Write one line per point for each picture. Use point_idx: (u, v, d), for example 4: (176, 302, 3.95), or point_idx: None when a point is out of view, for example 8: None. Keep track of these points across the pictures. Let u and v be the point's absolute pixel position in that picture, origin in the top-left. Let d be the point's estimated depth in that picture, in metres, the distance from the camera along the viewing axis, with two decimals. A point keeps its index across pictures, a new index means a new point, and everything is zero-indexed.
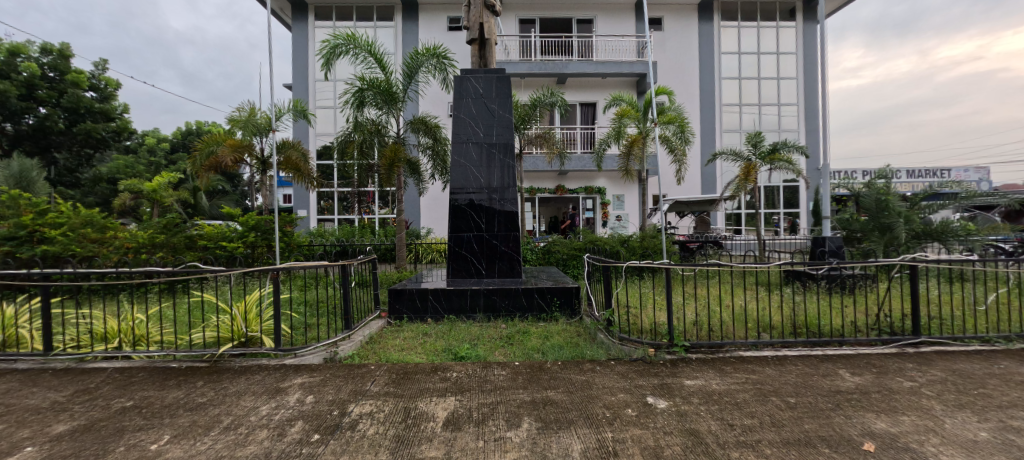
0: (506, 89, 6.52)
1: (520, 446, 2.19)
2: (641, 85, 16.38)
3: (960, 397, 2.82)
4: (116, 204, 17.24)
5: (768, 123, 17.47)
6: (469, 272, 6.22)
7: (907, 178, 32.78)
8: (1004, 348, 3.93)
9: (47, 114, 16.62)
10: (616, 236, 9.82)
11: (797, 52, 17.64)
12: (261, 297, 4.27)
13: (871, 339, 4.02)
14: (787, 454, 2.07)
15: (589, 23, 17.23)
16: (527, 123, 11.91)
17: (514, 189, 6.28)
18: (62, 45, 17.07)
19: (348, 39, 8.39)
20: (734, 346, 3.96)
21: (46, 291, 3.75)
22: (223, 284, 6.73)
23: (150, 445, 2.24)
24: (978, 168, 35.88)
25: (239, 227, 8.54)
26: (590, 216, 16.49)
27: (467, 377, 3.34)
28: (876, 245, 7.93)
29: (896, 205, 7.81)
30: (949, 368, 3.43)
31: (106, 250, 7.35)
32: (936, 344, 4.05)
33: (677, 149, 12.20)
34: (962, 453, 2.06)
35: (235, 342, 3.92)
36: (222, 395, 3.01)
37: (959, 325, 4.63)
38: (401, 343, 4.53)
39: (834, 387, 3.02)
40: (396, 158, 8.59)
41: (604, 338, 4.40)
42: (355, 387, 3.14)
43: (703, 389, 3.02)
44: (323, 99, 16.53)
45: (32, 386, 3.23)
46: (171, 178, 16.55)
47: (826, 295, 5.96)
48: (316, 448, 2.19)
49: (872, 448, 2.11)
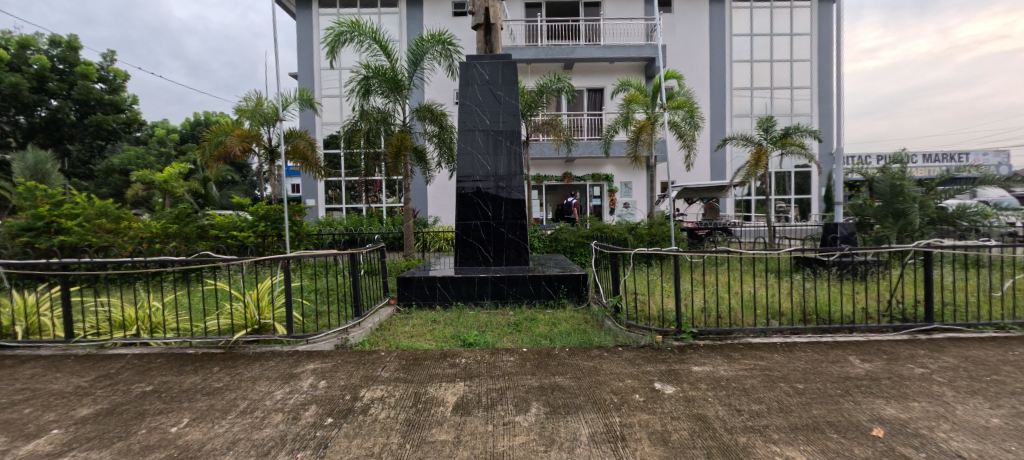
0: (512, 75, 6.45)
1: (528, 430, 2.22)
2: (649, 70, 16.07)
3: (973, 384, 2.79)
4: (129, 194, 17.55)
5: (780, 108, 17.10)
6: (476, 260, 6.24)
7: (921, 162, 32.24)
8: (1018, 334, 3.88)
9: (59, 106, 16.86)
10: (624, 223, 9.80)
11: (812, 33, 17.08)
12: (274, 285, 4.28)
13: (882, 325, 3.98)
14: (794, 439, 2.08)
15: (596, 6, 16.89)
16: (533, 109, 11.75)
17: (520, 176, 6.26)
18: (70, 36, 17.11)
19: (352, 26, 8.26)
20: (742, 332, 3.95)
21: (65, 280, 3.84)
22: (234, 273, 6.95)
23: (170, 427, 2.32)
24: (995, 150, 35.11)
25: (250, 217, 8.61)
26: (597, 204, 16.38)
27: (475, 363, 3.37)
28: (890, 232, 7.75)
29: (910, 190, 7.65)
30: (962, 355, 3.38)
31: (121, 240, 7.47)
32: (947, 331, 4.01)
33: (686, 135, 11.93)
34: (973, 439, 2.05)
35: (248, 329, 3.98)
36: (238, 380, 3.09)
37: (972, 311, 4.57)
38: (410, 330, 4.60)
39: (843, 373, 3.01)
40: (403, 146, 8.55)
41: (611, 325, 4.38)
42: (366, 373, 3.19)
43: (711, 375, 3.03)
44: (328, 88, 16.51)
45: (55, 371, 3.34)
46: (183, 169, 16.75)
47: (836, 281, 5.99)
48: (329, 431, 2.25)
49: (881, 433, 2.12)
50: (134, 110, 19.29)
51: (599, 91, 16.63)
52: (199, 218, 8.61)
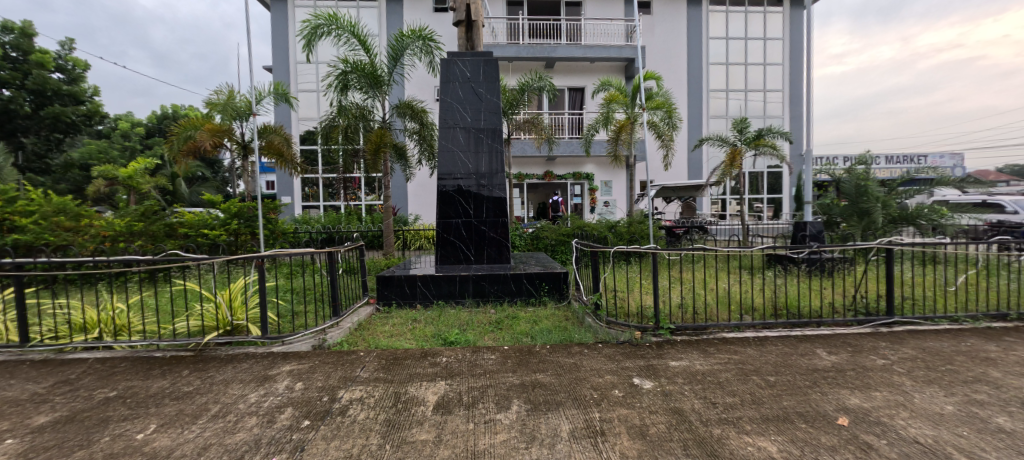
0: (494, 73, 6.42)
1: (510, 427, 2.23)
2: (629, 70, 16.31)
3: (929, 373, 2.97)
4: (90, 191, 16.67)
5: (754, 110, 17.65)
6: (457, 259, 6.20)
7: (884, 164, 33.93)
8: (970, 326, 4.13)
9: (12, 97, 15.84)
10: (604, 221, 9.93)
11: (784, 38, 17.67)
12: (248, 285, 4.15)
13: (848, 319, 4.18)
14: (765, 430, 2.15)
15: (577, 6, 17.00)
16: (515, 107, 11.73)
17: (502, 174, 6.26)
18: (24, 22, 16.06)
19: (330, 19, 8.05)
20: (717, 328, 4.07)
21: (19, 281, 3.62)
22: (205, 273, 6.72)
23: (136, 434, 2.23)
24: (952, 154, 37.20)
25: (221, 214, 8.35)
26: (578, 202, 16.54)
27: (456, 362, 3.36)
28: (855, 230, 8.13)
29: (874, 190, 8.03)
30: (920, 346, 3.58)
31: (81, 239, 7.03)
32: (907, 324, 4.23)
33: (664, 135, 12.17)
34: (929, 425, 2.18)
35: (221, 330, 3.85)
36: (209, 383, 2.98)
37: (929, 305, 4.84)
38: (390, 329, 4.54)
39: (811, 365, 3.14)
40: (382, 143, 8.37)
41: (592, 322, 4.42)
42: (345, 374, 3.13)
43: (687, 370, 3.11)
44: (305, 82, 16.09)
45: (9, 378, 3.15)
46: (149, 164, 16.00)
47: (804, 277, 6.27)
48: (306, 434, 2.20)
49: (846, 422, 2.22)
50: (96, 102, 18.34)
51: (580, 90, 16.77)
52: (167, 216, 8.22)
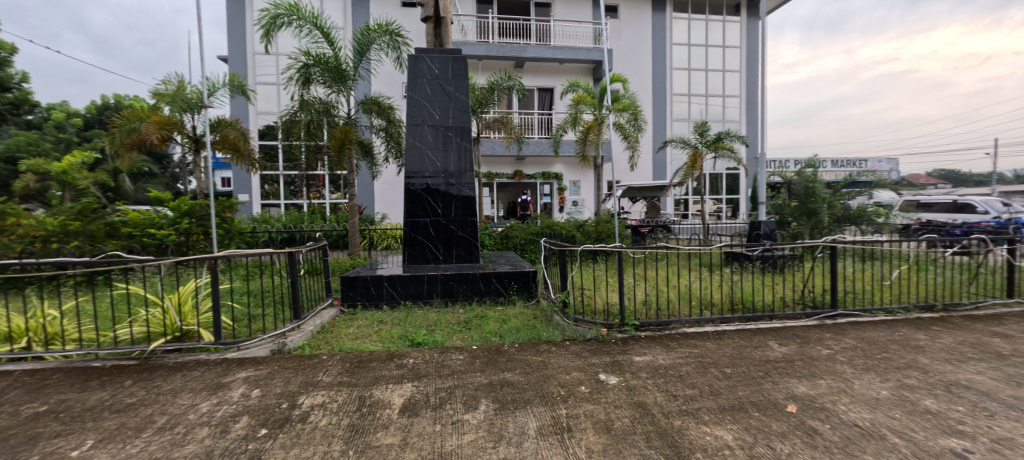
0: (462, 71, 6.36)
1: (477, 427, 2.22)
2: (597, 73, 16.63)
3: (868, 361, 3.21)
4: (17, 187, 15.17)
5: (714, 114, 18.46)
6: (426, 258, 6.11)
7: (830, 167, 36.43)
8: (903, 317, 4.50)
9: None
10: (573, 220, 10.08)
11: (741, 46, 18.58)
12: (199, 288, 3.90)
13: (797, 313, 4.45)
14: (722, 420, 2.26)
15: (547, 7, 17.15)
16: (484, 106, 11.72)
17: (471, 173, 6.22)
18: None
19: (290, 9, 7.70)
20: (679, 323, 4.23)
21: None
22: (152, 275, 6.29)
23: (70, 452, 2.05)
24: (888, 159, 40.42)
25: (170, 213, 7.86)
26: (548, 201, 16.71)
27: (423, 363, 3.30)
28: (804, 229, 8.68)
29: (821, 192, 8.60)
30: (860, 336, 3.87)
31: (6, 240, 6.36)
32: (849, 316, 4.56)
33: (630, 136, 12.49)
34: (867, 409, 2.36)
35: (168, 337, 3.59)
36: (155, 394, 2.79)
37: (867, 298, 5.24)
38: (354, 331, 4.41)
39: (764, 357, 3.32)
40: (347, 139, 8.12)
41: (560, 320, 4.48)
42: (306, 379, 3.01)
43: (651, 365, 3.21)
44: (264, 75, 15.34)
45: None
46: (87, 159, 14.77)
47: (758, 274, 6.63)
48: (263, 444, 2.10)
49: (795, 409, 2.36)
50: (24, 89, 16.74)
51: (549, 91, 16.94)
52: (108, 215, 7.60)
